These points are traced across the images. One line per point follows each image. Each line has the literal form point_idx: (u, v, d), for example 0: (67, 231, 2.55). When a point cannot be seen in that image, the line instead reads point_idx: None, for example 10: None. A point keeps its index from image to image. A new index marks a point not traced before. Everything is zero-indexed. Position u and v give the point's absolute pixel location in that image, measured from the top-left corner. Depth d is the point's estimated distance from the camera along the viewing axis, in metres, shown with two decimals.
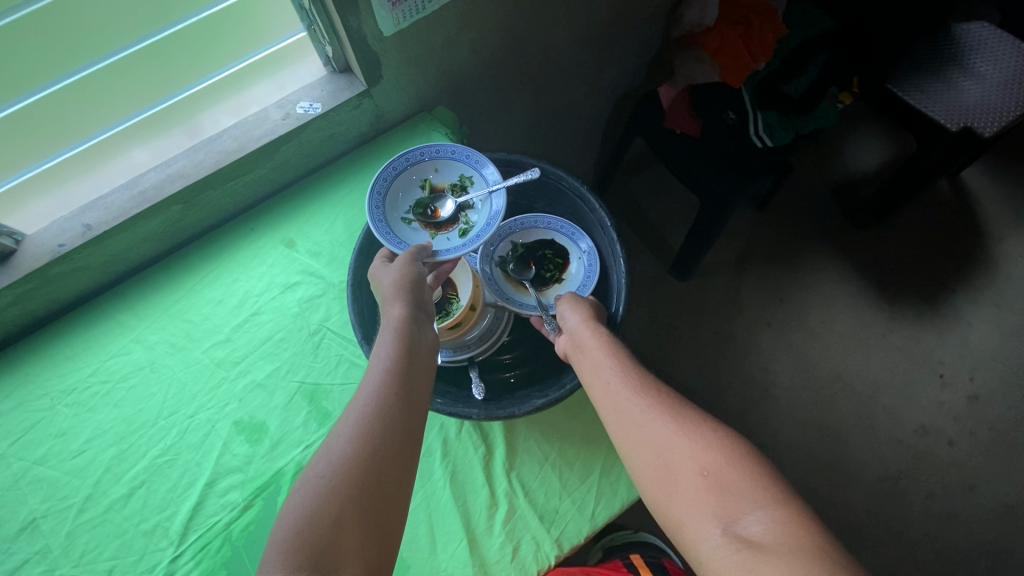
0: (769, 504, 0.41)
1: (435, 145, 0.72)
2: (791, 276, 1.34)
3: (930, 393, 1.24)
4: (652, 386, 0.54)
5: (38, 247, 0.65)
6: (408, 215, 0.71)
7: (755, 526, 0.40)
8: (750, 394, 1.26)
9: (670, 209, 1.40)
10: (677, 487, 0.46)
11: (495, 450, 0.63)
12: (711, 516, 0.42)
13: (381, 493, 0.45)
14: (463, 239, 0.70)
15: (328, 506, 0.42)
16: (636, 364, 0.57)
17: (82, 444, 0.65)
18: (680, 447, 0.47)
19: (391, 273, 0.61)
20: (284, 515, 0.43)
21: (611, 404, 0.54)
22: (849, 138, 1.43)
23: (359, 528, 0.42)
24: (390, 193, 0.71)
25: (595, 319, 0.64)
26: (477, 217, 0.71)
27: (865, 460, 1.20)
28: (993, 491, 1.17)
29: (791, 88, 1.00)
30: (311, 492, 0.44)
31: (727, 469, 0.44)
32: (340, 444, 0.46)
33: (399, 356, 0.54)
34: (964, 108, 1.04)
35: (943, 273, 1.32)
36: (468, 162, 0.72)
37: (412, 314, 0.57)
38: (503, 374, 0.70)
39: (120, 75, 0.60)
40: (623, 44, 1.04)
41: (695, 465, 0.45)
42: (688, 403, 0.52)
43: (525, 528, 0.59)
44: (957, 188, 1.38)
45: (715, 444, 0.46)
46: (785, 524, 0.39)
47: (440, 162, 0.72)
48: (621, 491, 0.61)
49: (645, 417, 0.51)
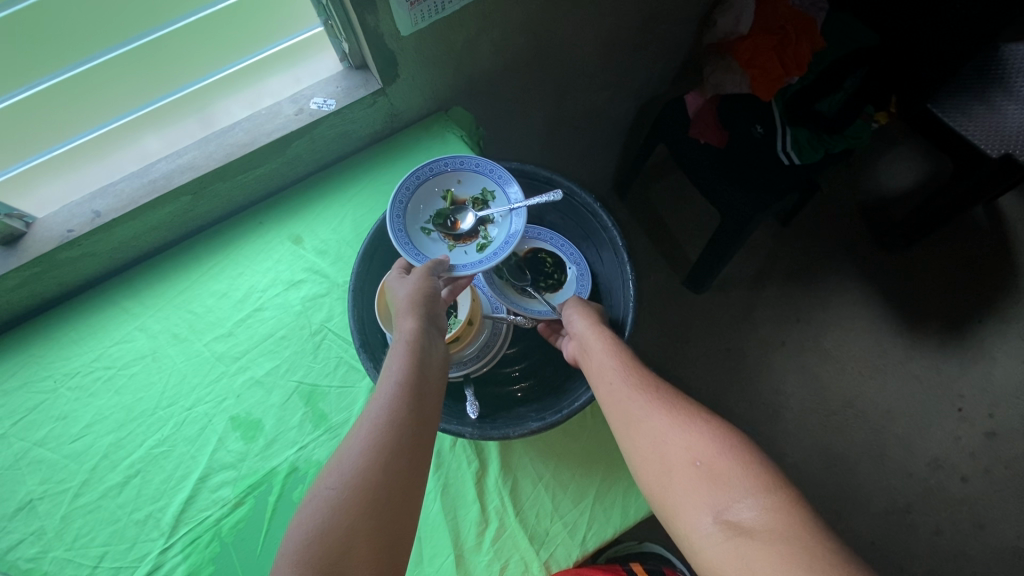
0: (760, 490, 0.41)
1: (459, 157, 0.69)
2: (810, 295, 1.31)
3: (947, 426, 1.20)
4: (651, 381, 0.54)
5: (47, 231, 0.66)
6: (428, 225, 0.70)
7: (747, 512, 0.40)
8: (759, 414, 1.24)
9: (689, 218, 1.37)
10: (670, 476, 0.45)
11: (489, 465, 0.62)
12: (704, 505, 0.42)
13: (394, 508, 0.44)
14: (481, 254, 0.69)
15: (339, 520, 0.41)
16: (637, 363, 0.56)
17: (82, 429, 0.66)
18: (673, 439, 0.47)
19: (406, 287, 0.59)
20: (294, 525, 0.42)
21: (611, 402, 0.53)
22: (882, 155, 1.38)
23: (371, 545, 0.41)
24: (411, 203, 0.69)
25: (599, 319, 0.63)
26: (496, 232, 0.70)
27: (873, 490, 1.17)
28: (1003, 531, 1.13)
29: (825, 106, 0.95)
30: (323, 504, 0.43)
31: (719, 457, 0.44)
32: (352, 454, 0.46)
33: (413, 369, 0.52)
34: (1007, 133, 1.00)
35: (971, 303, 1.27)
36: (491, 176, 0.69)
37: (426, 327, 0.56)
38: (504, 389, 0.69)
39: (132, 65, 0.59)
40: (650, 50, 1.01)
41: (688, 455, 0.45)
42: (687, 397, 0.52)
43: (514, 547, 0.58)
44: (993, 215, 1.32)
45: (707, 434, 0.46)
46: (777, 511, 0.39)
47: (463, 174, 0.70)
48: (614, 517, 0.60)
49: (642, 410, 0.51)
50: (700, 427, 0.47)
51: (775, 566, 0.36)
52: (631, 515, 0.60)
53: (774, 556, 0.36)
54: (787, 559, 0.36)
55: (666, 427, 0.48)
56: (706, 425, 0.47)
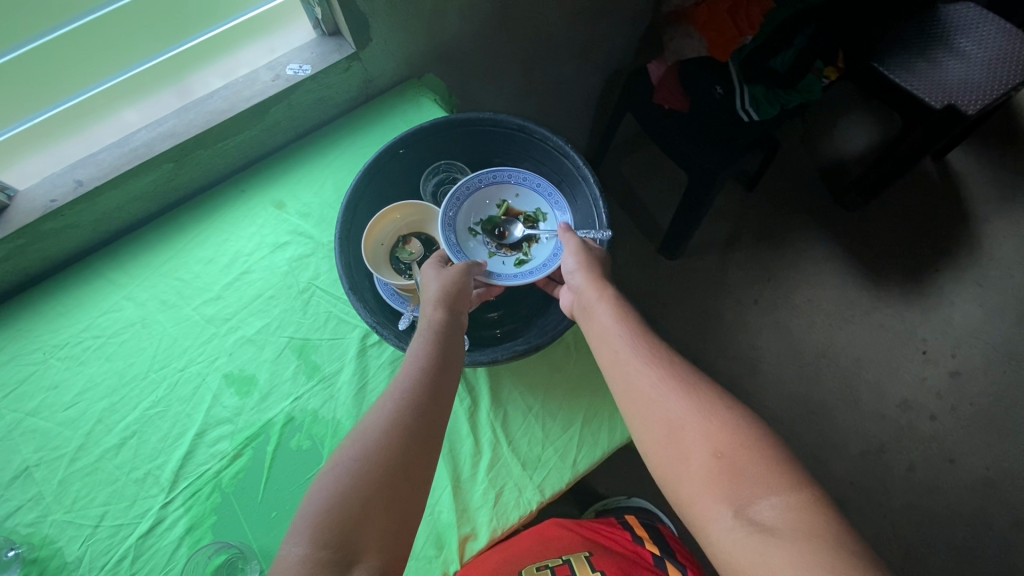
0: (783, 489, 0.42)
1: (522, 172, 0.75)
2: (778, 255, 1.36)
3: (913, 369, 1.27)
4: (668, 360, 0.53)
5: (29, 202, 0.67)
6: (477, 229, 0.75)
7: (769, 511, 0.41)
8: (736, 369, 1.28)
9: (660, 188, 1.42)
10: (687, 464, 0.46)
11: (480, 401, 0.64)
12: (723, 498, 0.43)
13: (403, 448, 0.48)
14: (517, 267, 0.73)
15: (360, 491, 0.44)
16: (654, 342, 0.56)
17: (75, 396, 0.66)
18: (693, 427, 0.47)
19: (439, 280, 0.63)
20: (316, 491, 0.45)
21: (623, 377, 0.54)
22: (838, 119, 1.45)
23: (385, 514, 0.44)
24: (466, 206, 0.75)
25: (603, 274, 0.64)
26: (538, 250, 0.74)
27: (849, 433, 1.23)
28: (973, 464, 1.20)
29: (778, 62, 1.00)
30: (344, 471, 0.45)
31: (741, 453, 0.44)
32: (375, 434, 0.48)
33: (433, 357, 0.55)
34: (948, 85, 1.08)
35: (929, 253, 1.34)
36: (547, 197, 0.75)
37: (451, 320, 0.59)
38: (491, 330, 0.72)
39: (109, 29, 0.61)
40: (611, 20, 1.05)
41: (709, 447, 0.46)
42: (706, 378, 0.52)
43: (508, 475, 0.61)
44: (943, 169, 1.40)
45: (730, 425, 0.46)
46: (800, 510, 0.40)
47: (522, 190, 0.76)
48: (602, 439, 0.62)
49: (659, 393, 0.51)
50: (722, 416, 0.47)
51: (796, 564, 0.37)
52: (618, 436, 0.62)
53: (798, 555, 0.38)
54: (810, 558, 0.37)
55: (686, 414, 0.48)
56: (728, 414, 0.47)
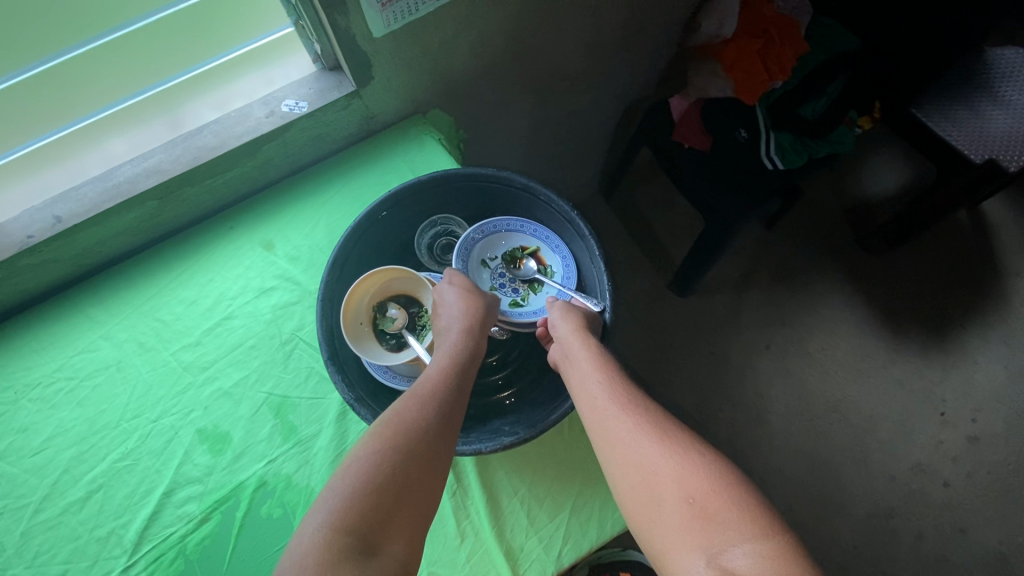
0: (756, 536, 0.37)
1: (546, 233, 0.70)
2: (795, 299, 1.30)
3: (929, 431, 1.20)
4: (642, 406, 0.50)
5: (5, 237, 0.63)
6: (490, 263, 0.72)
7: (741, 560, 0.36)
8: (742, 418, 1.23)
9: (675, 222, 1.36)
10: (659, 511, 0.42)
11: (466, 481, 0.60)
12: (694, 545, 0.38)
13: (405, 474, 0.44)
14: (508, 308, 0.71)
15: (361, 509, 0.40)
16: (631, 387, 0.53)
17: (43, 442, 0.63)
18: (666, 471, 0.43)
19: (454, 301, 0.62)
20: (317, 510, 0.41)
21: (597, 423, 0.50)
22: (867, 158, 1.38)
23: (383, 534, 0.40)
24: (487, 240, 0.71)
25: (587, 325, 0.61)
26: (534, 300, 0.71)
27: (856, 495, 1.17)
28: (986, 537, 1.14)
29: (808, 110, 0.95)
30: (336, 498, 0.42)
31: (714, 496, 0.40)
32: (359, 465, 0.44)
33: (448, 377, 0.54)
34: (989, 138, 1.00)
35: (954, 308, 1.27)
36: (562, 263, 0.70)
37: (468, 343, 0.58)
38: (498, 396, 0.68)
39: (91, 65, 0.57)
40: (633, 51, 0.99)
41: (680, 492, 0.42)
42: (679, 425, 0.48)
43: (488, 565, 0.57)
44: (977, 219, 1.32)
45: (703, 469, 0.42)
46: (772, 559, 0.35)
47: (544, 248, 0.71)
48: (590, 533, 0.59)
49: (633, 437, 0.47)
50: (693, 460, 0.43)
51: None
52: (608, 529, 0.59)
53: None
54: None
55: (658, 457, 0.45)
56: (700, 458, 0.44)
